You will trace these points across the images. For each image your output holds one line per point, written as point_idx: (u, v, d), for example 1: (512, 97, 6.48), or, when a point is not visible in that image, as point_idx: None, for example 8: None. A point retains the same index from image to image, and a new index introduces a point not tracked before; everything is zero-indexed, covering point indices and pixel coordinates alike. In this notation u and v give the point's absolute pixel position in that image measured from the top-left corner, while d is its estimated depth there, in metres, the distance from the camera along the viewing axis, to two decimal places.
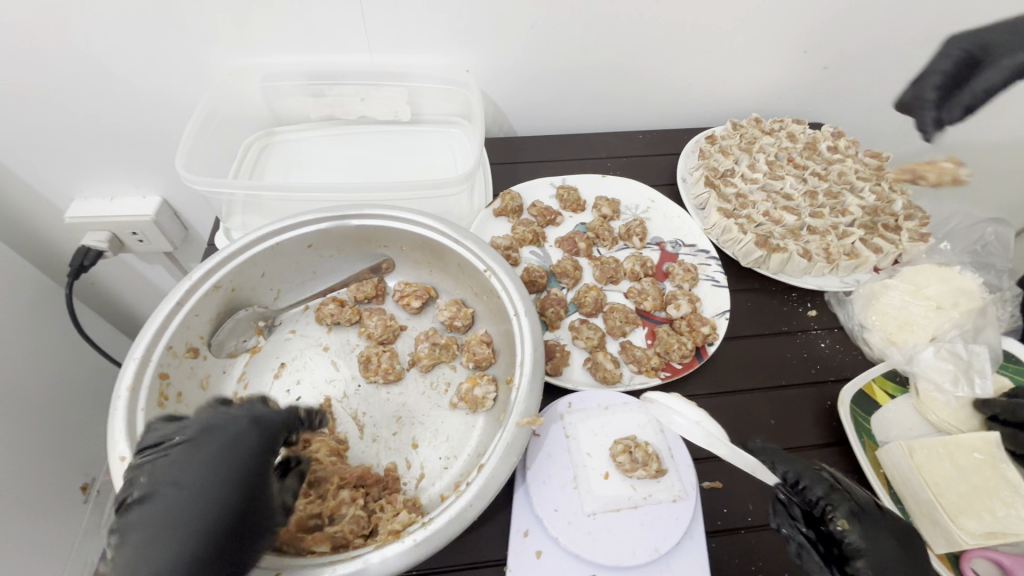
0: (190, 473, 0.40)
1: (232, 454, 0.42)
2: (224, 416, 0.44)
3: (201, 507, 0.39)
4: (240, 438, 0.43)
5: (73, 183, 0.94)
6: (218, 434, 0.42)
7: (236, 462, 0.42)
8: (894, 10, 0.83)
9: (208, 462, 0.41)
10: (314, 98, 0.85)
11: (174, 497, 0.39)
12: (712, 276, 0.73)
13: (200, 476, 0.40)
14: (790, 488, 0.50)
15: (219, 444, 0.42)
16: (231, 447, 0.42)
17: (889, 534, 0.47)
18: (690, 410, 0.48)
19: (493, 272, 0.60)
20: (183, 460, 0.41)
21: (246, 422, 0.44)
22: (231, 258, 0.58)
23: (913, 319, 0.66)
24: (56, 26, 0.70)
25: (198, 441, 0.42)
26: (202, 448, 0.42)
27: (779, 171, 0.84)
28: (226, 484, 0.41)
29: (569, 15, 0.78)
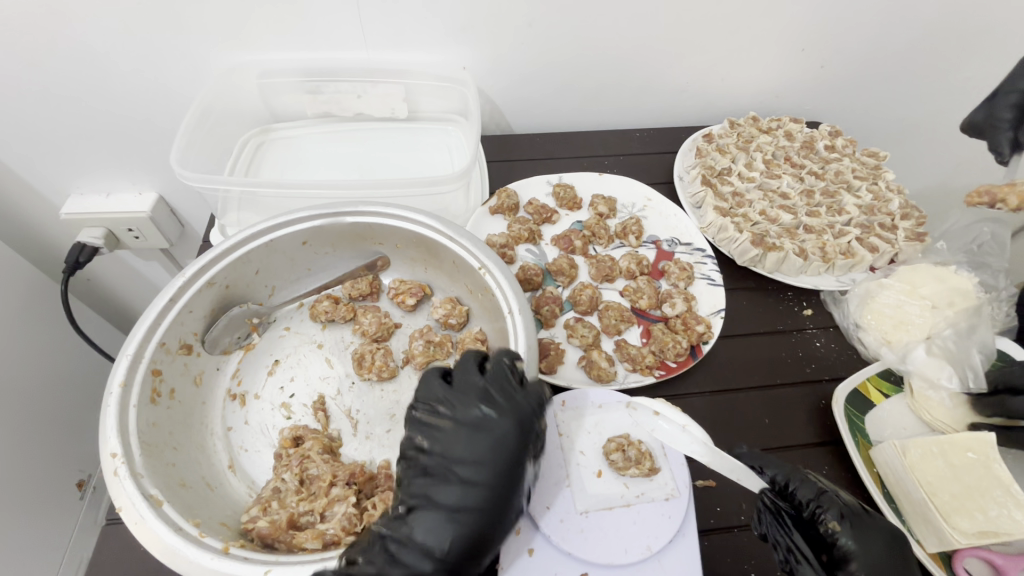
0: (467, 467, 0.45)
1: (500, 452, 0.45)
2: (462, 400, 0.48)
3: (480, 498, 0.44)
4: (497, 433, 0.46)
5: (68, 179, 0.94)
6: (486, 432, 0.46)
7: (507, 456, 0.45)
8: (891, 8, 0.82)
9: (483, 457, 0.45)
10: (310, 95, 0.85)
11: (469, 488, 0.44)
12: (708, 275, 0.73)
13: (480, 467, 0.45)
14: (778, 490, 0.50)
15: (490, 444, 0.46)
16: (498, 442, 0.46)
17: (881, 534, 0.46)
18: (677, 416, 0.53)
19: (488, 270, 0.60)
20: (459, 446, 0.46)
21: (504, 416, 0.47)
22: (225, 254, 0.58)
23: (909, 318, 0.66)
24: (51, 22, 0.70)
25: (482, 433, 0.46)
26: (472, 439, 0.46)
27: (776, 170, 0.83)
28: (498, 474, 0.45)
29: (566, 13, 0.77)
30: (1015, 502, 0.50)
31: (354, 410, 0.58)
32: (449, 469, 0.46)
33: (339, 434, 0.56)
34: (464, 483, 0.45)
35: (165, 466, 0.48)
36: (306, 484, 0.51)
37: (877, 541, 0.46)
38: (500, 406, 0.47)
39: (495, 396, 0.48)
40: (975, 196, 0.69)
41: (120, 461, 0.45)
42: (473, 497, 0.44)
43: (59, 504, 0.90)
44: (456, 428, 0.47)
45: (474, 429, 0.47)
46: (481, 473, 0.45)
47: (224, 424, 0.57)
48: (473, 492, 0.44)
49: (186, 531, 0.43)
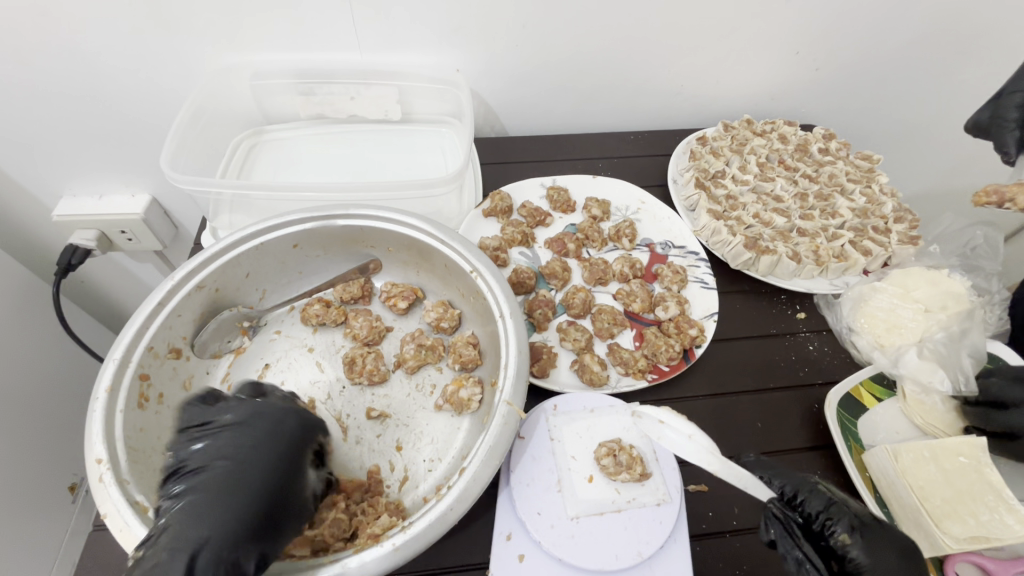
0: (231, 468, 0.43)
1: (265, 450, 0.44)
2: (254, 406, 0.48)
3: (235, 505, 0.41)
4: (272, 435, 0.45)
5: (60, 181, 0.93)
6: (251, 431, 0.45)
7: (273, 460, 0.44)
8: (885, 12, 0.82)
9: (246, 462, 0.43)
10: (303, 97, 0.84)
11: (211, 491, 0.41)
12: (701, 278, 0.73)
13: (242, 469, 0.43)
14: (789, 502, 0.49)
15: (252, 443, 0.44)
16: (266, 444, 0.45)
17: (892, 547, 0.46)
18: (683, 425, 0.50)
19: (480, 273, 0.59)
20: (231, 446, 0.44)
21: (273, 419, 0.47)
22: (215, 257, 0.58)
23: (902, 322, 0.66)
24: (40, 23, 0.70)
25: (246, 432, 0.45)
26: (238, 438, 0.45)
27: (770, 173, 0.83)
28: (259, 475, 0.43)
29: (560, 15, 0.77)
30: (1006, 507, 0.50)
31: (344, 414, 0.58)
32: (221, 472, 0.43)
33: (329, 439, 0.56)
34: (212, 481, 0.42)
35: (152, 472, 0.48)
36: None
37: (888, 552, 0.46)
38: (279, 413, 0.47)
39: (278, 406, 0.48)
40: (982, 196, 0.66)
41: (106, 467, 0.44)
42: (210, 494, 0.41)
43: (51, 509, 0.90)
44: (225, 432, 0.45)
45: (245, 428, 0.45)
46: (234, 466, 0.43)
47: None
48: (217, 485, 0.41)
49: None
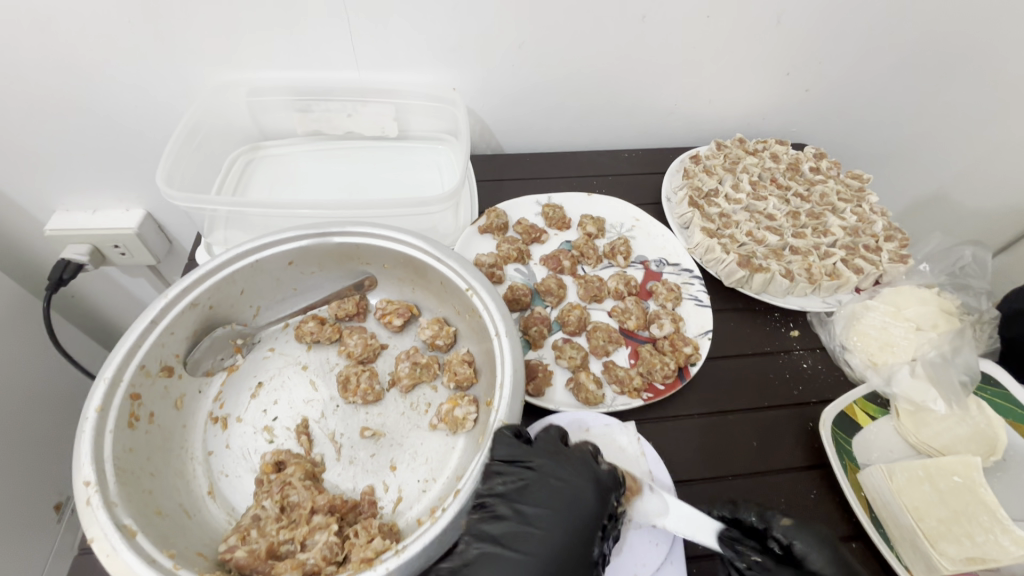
0: (541, 513, 0.46)
1: (580, 510, 0.46)
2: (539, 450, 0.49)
3: (568, 545, 0.44)
4: (582, 497, 0.47)
5: (53, 195, 0.93)
6: (567, 488, 0.47)
7: (583, 516, 0.46)
8: (870, 36, 0.85)
9: (564, 515, 0.46)
10: (300, 113, 0.85)
11: (536, 535, 0.45)
12: (696, 296, 0.73)
13: (559, 522, 0.45)
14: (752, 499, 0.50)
15: (566, 498, 0.47)
16: (577, 503, 0.47)
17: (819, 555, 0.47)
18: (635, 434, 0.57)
19: (475, 291, 0.60)
20: (547, 494, 0.47)
21: (586, 480, 0.48)
22: (210, 275, 0.58)
23: (894, 340, 0.67)
24: (37, 39, 0.70)
25: (556, 487, 0.47)
26: (551, 489, 0.47)
27: (762, 192, 0.84)
28: (570, 527, 0.45)
29: (553, 36, 0.79)
30: (1003, 528, 0.50)
31: (337, 433, 0.57)
32: (524, 520, 0.45)
33: (323, 458, 0.55)
34: (535, 532, 0.45)
35: (140, 494, 0.47)
36: (287, 511, 0.50)
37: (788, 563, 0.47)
38: (581, 469, 0.49)
39: (588, 465, 0.49)
40: None
41: (93, 490, 0.43)
42: (530, 539, 0.44)
43: (36, 532, 0.89)
44: (544, 482, 0.48)
45: (559, 482, 0.48)
46: (552, 516, 0.46)
47: (205, 449, 0.56)
48: (531, 542, 0.44)
49: (159, 564, 0.42)
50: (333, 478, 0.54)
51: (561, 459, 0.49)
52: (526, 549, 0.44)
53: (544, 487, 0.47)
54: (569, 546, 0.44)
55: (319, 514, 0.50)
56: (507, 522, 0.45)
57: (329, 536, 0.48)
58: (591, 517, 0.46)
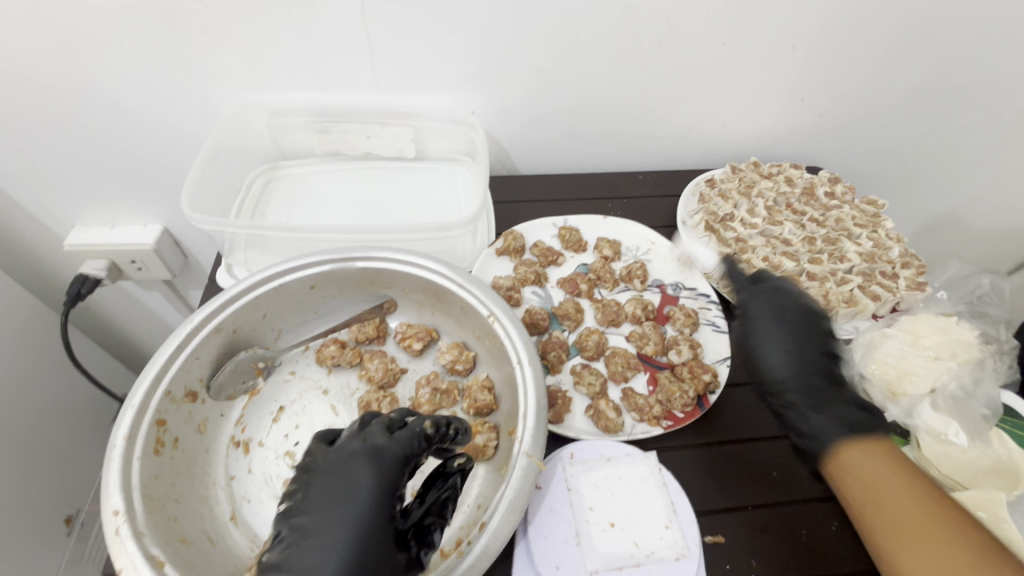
0: (331, 498, 0.44)
1: (347, 505, 0.44)
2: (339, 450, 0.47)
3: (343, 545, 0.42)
4: (358, 480, 0.45)
5: (73, 210, 0.94)
6: (338, 483, 0.45)
7: (371, 496, 0.44)
8: (884, 63, 0.86)
9: (345, 503, 0.44)
10: (320, 134, 0.86)
11: (327, 535, 0.42)
12: (713, 321, 0.73)
13: (347, 513, 0.43)
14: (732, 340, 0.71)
15: (341, 494, 0.44)
16: (348, 496, 0.44)
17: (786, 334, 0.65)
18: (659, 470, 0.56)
19: (497, 318, 0.60)
20: (317, 495, 0.44)
21: (364, 469, 0.45)
22: (234, 300, 0.58)
23: (913, 369, 0.66)
24: (67, 63, 0.72)
25: (340, 478, 0.45)
26: (329, 489, 0.45)
27: (778, 217, 0.85)
28: (361, 510, 0.43)
29: (571, 62, 0.80)
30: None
31: None
32: (305, 530, 0.42)
33: None
34: (312, 532, 0.42)
35: (167, 522, 0.47)
36: None
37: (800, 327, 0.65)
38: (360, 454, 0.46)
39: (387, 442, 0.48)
40: None
41: (122, 519, 0.43)
42: (314, 546, 0.41)
43: (48, 547, 0.89)
44: (331, 470, 0.46)
45: (335, 479, 0.45)
46: (336, 511, 0.43)
47: (228, 474, 0.56)
48: (316, 551, 0.41)
49: None
50: None
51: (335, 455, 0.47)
52: (315, 553, 0.41)
53: (313, 487, 0.45)
54: (367, 537, 0.43)
55: None
56: (302, 517, 0.43)
57: None
58: (376, 503, 0.44)
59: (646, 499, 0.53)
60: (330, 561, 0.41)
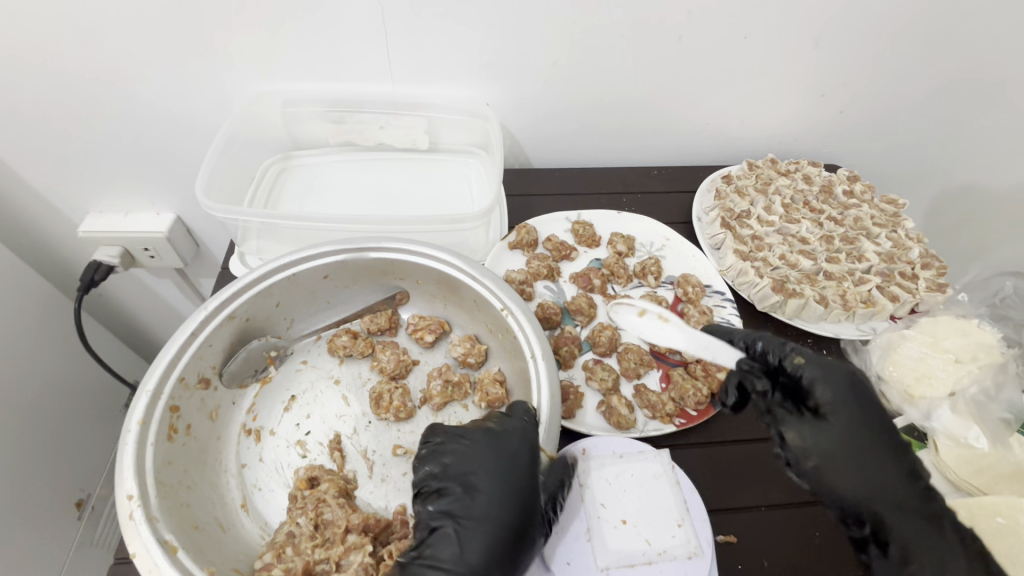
0: (485, 475, 0.47)
1: (510, 482, 0.47)
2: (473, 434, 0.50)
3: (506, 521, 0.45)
4: (513, 458, 0.48)
5: (88, 197, 0.95)
6: (491, 464, 0.48)
7: (518, 471, 0.48)
8: (908, 60, 0.84)
9: (495, 480, 0.47)
10: (334, 125, 0.86)
11: (483, 509, 0.45)
12: (728, 319, 0.72)
13: (499, 485, 0.46)
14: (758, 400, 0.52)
15: (501, 472, 0.47)
16: (508, 475, 0.47)
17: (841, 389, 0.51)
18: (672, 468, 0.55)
19: (511, 311, 0.59)
20: (471, 475, 0.47)
21: (518, 450, 0.49)
22: (248, 289, 0.58)
23: (932, 371, 0.65)
24: (84, 49, 0.72)
25: (484, 455, 0.48)
26: (480, 471, 0.47)
27: (795, 215, 0.84)
28: (507, 487, 0.46)
29: (588, 54, 0.79)
30: None
31: (370, 450, 0.57)
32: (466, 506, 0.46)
33: (355, 475, 0.56)
34: (470, 512, 0.45)
35: (179, 508, 0.47)
36: (322, 529, 0.50)
37: (852, 379, 0.51)
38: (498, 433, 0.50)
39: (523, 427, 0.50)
40: None
41: (136, 503, 0.44)
42: (474, 523, 0.45)
43: (58, 530, 0.90)
44: (472, 452, 0.48)
45: (487, 460, 0.48)
46: (486, 487, 0.46)
47: (238, 461, 0.56)
48: (483, 527, 0.45)
49: None
50: (366, 496, 0.54)
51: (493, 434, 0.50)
52: (470, 533, 0.44)
53: (463, 466, 0.48)
54: (517, 514, 0.46)
55: (352, 533, 0.49)
56: (455, 495, 0.46)
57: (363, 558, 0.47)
58: (525, 480, 0.47)
59: (659, 497, 0.52)
60: (485, 537, 0.44)
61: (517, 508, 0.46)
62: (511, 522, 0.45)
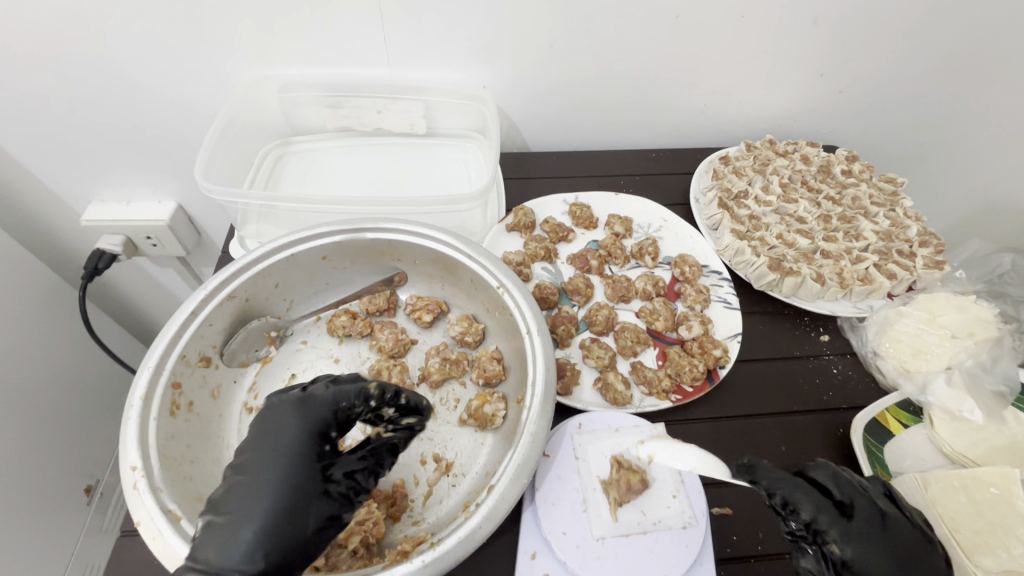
0: (246, 464, 0.43)
1: (275, 454, 0.43)
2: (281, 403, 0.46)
3: (239, 516, 0.40)
4: (281, 437, 0.44)
5: (90, 186, 0.95)
6: (280, 430, 0.45)
7: (293, 449, 0.44)
8: (909, 38, 0.83)
9: (273, 443, 0.44)
10: (331, 110, 0.86)
11: (248, 487, 0.41)
12: (724, 298, 0.73)
13: (274, 466, 0.42)
14: (780, 507, 0.47)
15: (264, 448, 0.43)
16: (274, 449, 0.43)
17: (884, 547, 0.45)
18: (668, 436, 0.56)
19: (507, 289, 0.60)
20: (252, 454, 0.43)
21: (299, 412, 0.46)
22: (246, 268, 0.59)
23: (928, 347, 0.65)
24: (82, 35, 0.72)
25: (264, 424, 0.45)
26: (268, 441, 0.44)
27: (793, 194, 0.83)
28: (285, 468, 0.42)
29: (583, 36, 0.78)
30: None
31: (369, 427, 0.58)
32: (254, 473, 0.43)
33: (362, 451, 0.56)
34: (227, 501, 0.41)
35: (182, 480, 0.48)
36: None
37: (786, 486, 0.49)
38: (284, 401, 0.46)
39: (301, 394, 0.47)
40: None
41: (140, 475, 0.45)
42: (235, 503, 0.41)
43: (69, 512, 0.92)
44: (261, 437, 0.44)
45: (271, 431, 0.45)
46: (256, 476, 0.42)
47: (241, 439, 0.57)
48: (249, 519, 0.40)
49: None
50: None
51: (274, 411, 0.46)
52: (234, 505, 0.41)
53: (252, 438, 0.45)
54: (253, 494, 0.41)
55: None
56: (221, 487, 0.42)
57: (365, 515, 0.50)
58: (304, 457, 0.43)
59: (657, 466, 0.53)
60: (240, 536, 0.39)
61: (256, 507, 0.40)
62: (252, 505, 0.40)
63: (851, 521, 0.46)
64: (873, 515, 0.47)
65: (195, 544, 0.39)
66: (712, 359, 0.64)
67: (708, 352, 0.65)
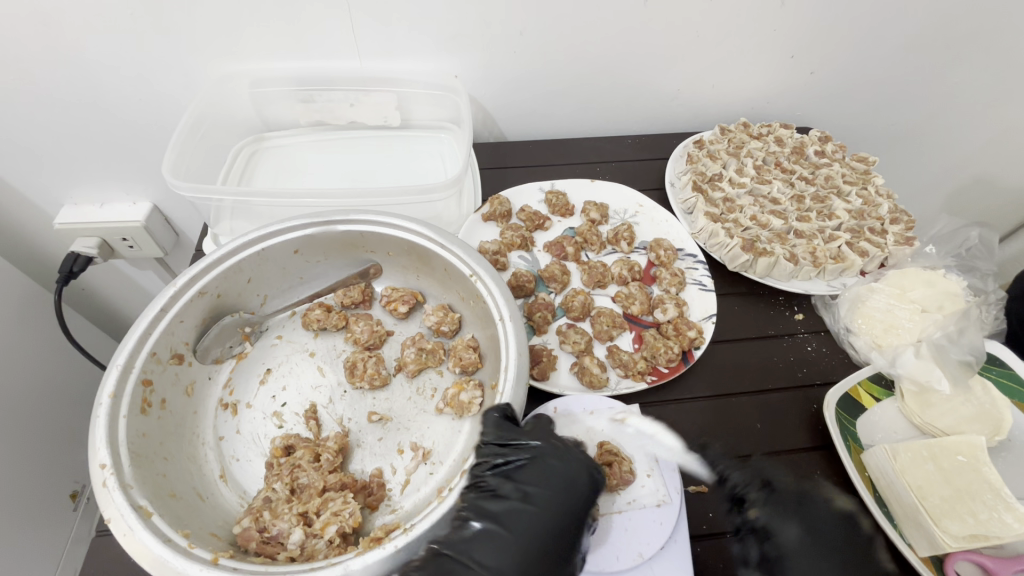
0: (541, 498, 0.46)
1: (565, 496, 0.46)
2: (552, 443, 0.49)
3: (523, 546, 0.44)
4: (574, 485, 0.47)
5: (61, 188, 0.94)
6: (562, 470, 0.48)
7: (581, 500, 0.47)
8: (879, 18, 0.84)
9: (562, 491, 0.47)
10: (303, 104, 0.85)
11: (541, 521, 0.45)
12: (700, 280, 0.73)
13: (559, 508, 0.46)
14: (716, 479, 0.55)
15: (561, 484, 0.47)
16: (570, 490, 0.47)
17: (795, 517, 0.51)
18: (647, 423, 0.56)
19: (479, 277, 0.60)
20: (540, 490, 0.46)
21: (580, 464, 0.48)
22: (217, 265, 0.59)
23: (898, 322, 0.67)
24: (41, 33, 0.70)
25: (554, 467, 0.48)
26: (548, 473, 0.47)
27: (767, 175, 0.84)
28: (568, 515, 0.46)
29: (552, 23, 0.78)
30: (1005, 505, 0.50)
31: (345, 418, 0.59)
32: (524, 498, 0.46)
33: (348, 440, 0.57)
34: (509, 525, 0.44)
35: (155, 477, 0.48)
36: (298, 492, 0.52)
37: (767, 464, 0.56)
38: (578, 452, 0.49)
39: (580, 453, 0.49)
40: None
41: (110, 472, 0.44)
42: (520, 529, 0.45)
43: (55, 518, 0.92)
44: (543, 472, 0.47)
45: (556, 467, 0.48)
46: (550, 512, 0.45)
47: (216, 434, 0.57)
48: (515, 550, 0.44)
49: (174, 543, 0.43)
50: (354, 463, 0.56)
51: (557, 454, 0.49)
52: (524, 530, 0.45)
53: (537, 471, 0.47)
54: (541, 532, 0.45)
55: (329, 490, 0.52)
56: (505, 505, 0.46)
57: (340, 506, 0.50)
58: (583, 510, 0.47)
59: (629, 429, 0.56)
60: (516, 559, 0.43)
61: (537, 543, 0.44)
62: (533, 543, 0.44)
63: (772, 492, 0.52)
64: (793, 495, 0.53)
65: (473, 551, 0.43)
66: (686, 340, 0.65)
67: (681, 333, 0.66)
